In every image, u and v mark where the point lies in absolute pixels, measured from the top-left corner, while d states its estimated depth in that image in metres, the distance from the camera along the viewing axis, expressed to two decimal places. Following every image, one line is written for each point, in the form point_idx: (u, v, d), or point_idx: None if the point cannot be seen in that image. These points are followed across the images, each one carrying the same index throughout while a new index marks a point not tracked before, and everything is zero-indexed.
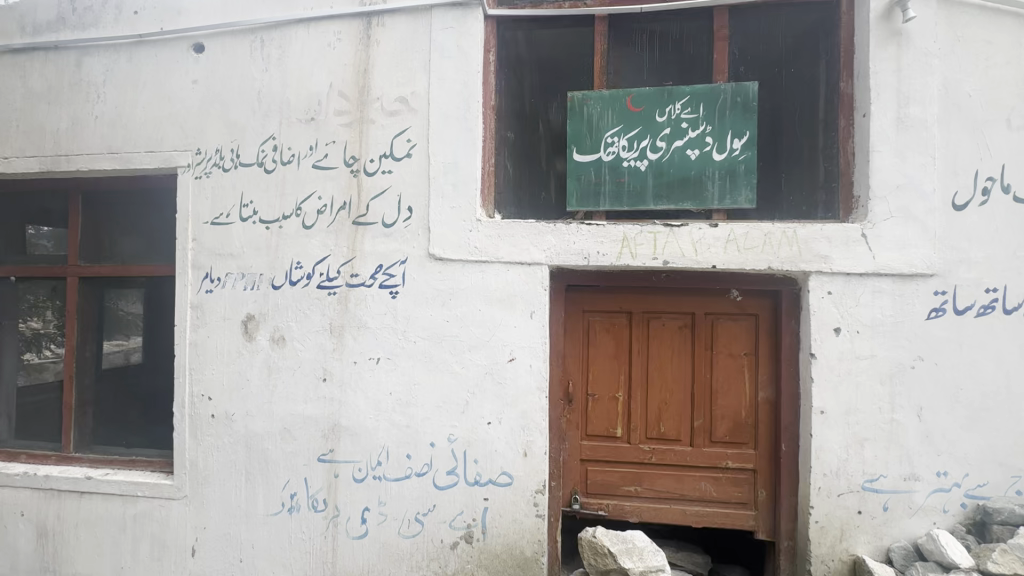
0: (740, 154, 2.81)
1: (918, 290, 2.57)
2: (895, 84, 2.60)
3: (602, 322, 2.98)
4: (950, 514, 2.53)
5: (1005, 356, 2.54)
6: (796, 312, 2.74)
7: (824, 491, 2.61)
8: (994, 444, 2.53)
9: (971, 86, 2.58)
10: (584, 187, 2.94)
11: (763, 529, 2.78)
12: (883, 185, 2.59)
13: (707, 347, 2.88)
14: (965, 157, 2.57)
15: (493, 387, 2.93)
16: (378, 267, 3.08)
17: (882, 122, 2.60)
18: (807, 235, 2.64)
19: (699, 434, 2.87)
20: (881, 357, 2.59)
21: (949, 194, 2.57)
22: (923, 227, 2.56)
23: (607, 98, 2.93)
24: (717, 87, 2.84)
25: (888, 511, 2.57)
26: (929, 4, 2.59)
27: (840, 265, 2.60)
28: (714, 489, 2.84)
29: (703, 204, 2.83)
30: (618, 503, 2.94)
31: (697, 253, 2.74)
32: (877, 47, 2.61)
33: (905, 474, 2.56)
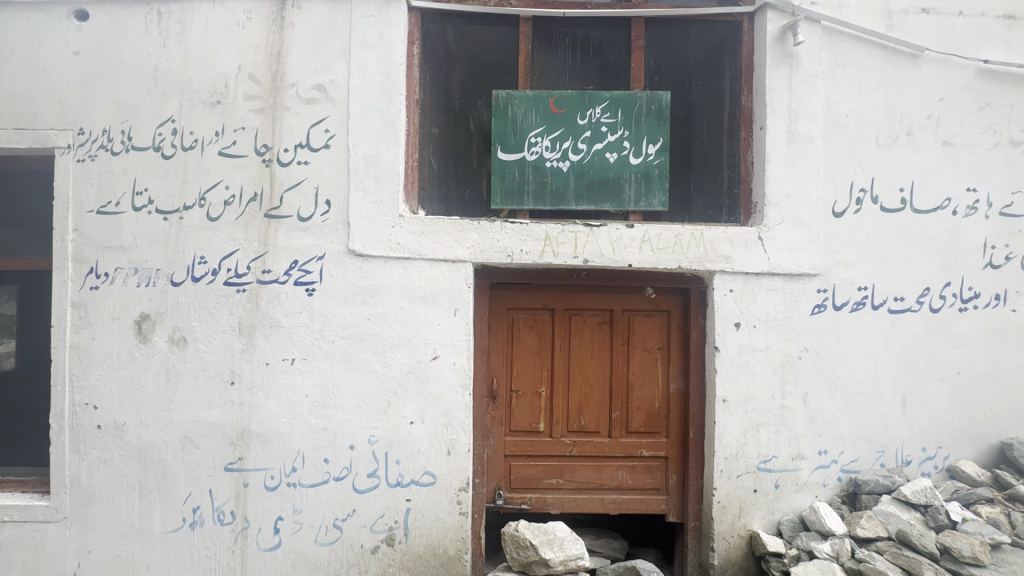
0: (654, 159, 2.97)
1: (804, 288, 2.86)
2: (787, 102, 2.87)
3: (526, 319, 3.02)
4: (828, 487, 2.84)
5: (874, 346, 2.89)
6: (703, 308, 2.94)
7: (725, 473, 2.83)
8: (864, 424, 2.87)
9: (848, 107, 2.90)
10: (508, 185, 2.96)
11: (673, 512, 2.96)
12: (776, 193, 2.85)
13: (624, 342, 3.01)
14: (843, 170, 2.89)
15: (416, 386, 2.89)
16: (293, 263, 2.92)
17: (775, 135, 2.86)
18: (712, 237, 2.85)
19: (617, 425, 3.00)
20: (774, 348, 2.85)
21: (830, 203, 2.88)
22: (808, 232, 2.85)
23: (530, 98, 2.98)
24: (634, 94, 2.99)
25: (779, 488, 2.83)
26: (815, 31, 2.88)
27: (740, 265, 2.84)
28: (630, 477, 2.99)
29: (620, 206, 2.96)
30: (540, 496, 3.00)
31: (615, 252, 2.86)
32: (772, 67, 2.87)
33: (792, 454, 2.84)
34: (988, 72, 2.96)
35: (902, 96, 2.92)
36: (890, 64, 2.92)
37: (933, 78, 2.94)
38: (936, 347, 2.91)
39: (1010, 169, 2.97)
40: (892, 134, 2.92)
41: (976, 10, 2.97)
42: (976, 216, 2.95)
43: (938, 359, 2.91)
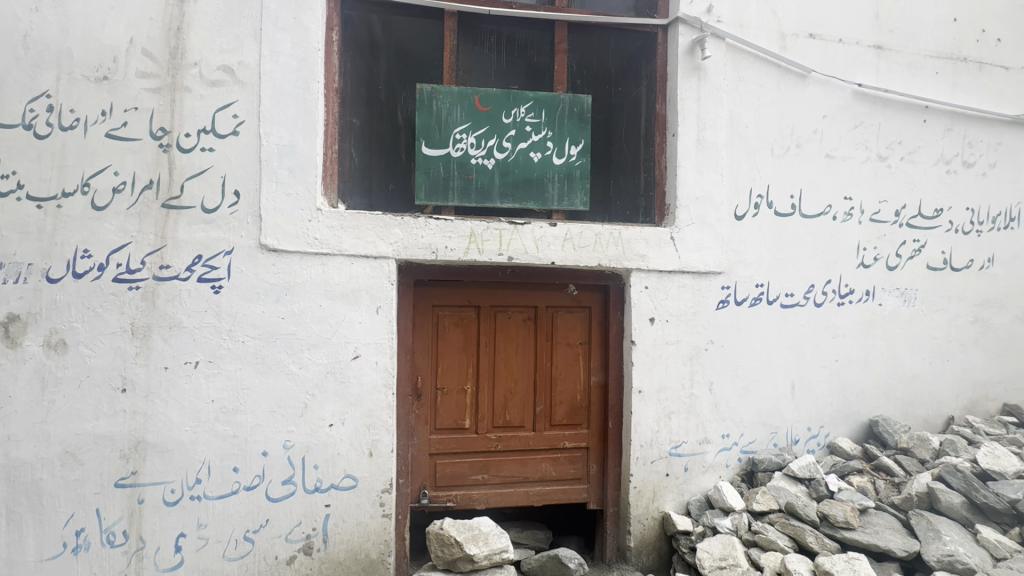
0: (576, 160, 3.07)
1: (711, 285, 3.09)
2: (696, 111, 3.08)
3: (452, 317, 3.00)
4: (730, 467, 3.10)
5: (769, 337, 3.19)
6: (621, 304, 3.08)
7: (641, 460, 3.00)
8: (760, 409, 3.16)
9: (748, 119, 3.17)
10: (433, 181, 2.92)
11: (593, 499, 3.09)
12: (687, 196, 3.05)
13: (548, 338, 3.09)
14: (744, 176, 3.16)
15: (335, 386, 2.78)
16: (196, 258, 2.69)
17: (685, 142, 3.06)
18: (629, 237, 3.00)
19: (541, 419, 3.07)
20: (684, 341, 3.05)
21: (733, 206, 3.13)
22: (714, 233, 3.09)
23: (455, 94, 2.97)
24: (557, 96, 3.06)
25: (688, 471, 3.04)
26: (720, 47, 3.11)
27: (654, 264, 3.01)
28: (553, 469, 3.08)
29: (544, 205, 3.03)
30: (466, 492, 3.01)
31: (538, 250, 2.93)
32: (683, 78, 3.06)
33: (700, 439, 3.06)
34: (862, 95, 3.36)
35: (793, 112, 3.24)
36: (784, 82, 3.23)
37: (818, 97, 3.29)
38: (820, 337, 3.27)
39: (879, 181, 3.39)
40: (785, 146, 3.23)
41: (852, 39, 3.36)
42: (852, 221, 3.34)
43: (821, 348, 3.27)
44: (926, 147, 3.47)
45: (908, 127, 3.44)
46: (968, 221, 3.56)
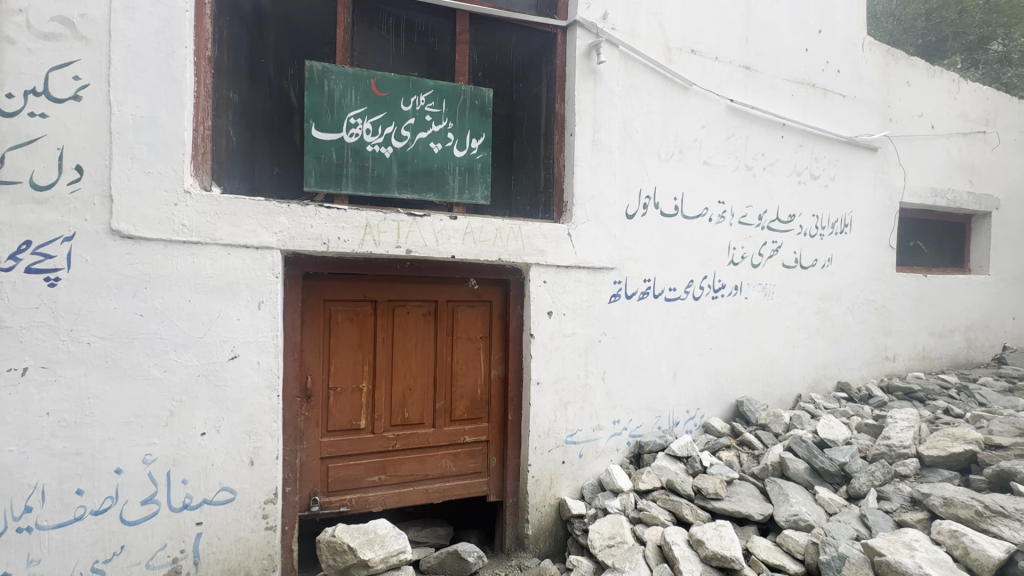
0: (477, 153, 3.06)
1: (604, 280, 3.25)
2: (592, 113, 3.20)
3: (346, 312, 2.84)
4: (620, 451, 3.31)
5: (655, 329, 3.44)
6: (521, 298, 3.12)
7: (538, 449, 3.08)
8: (646, 395, 3.40)
9: (638, 124, 3.37)
10: (324, 166, 2.72)
11: (493, 492, 3.11)
12: (583, 194, 3.17)
13: (449, 332, 3.04)
14: (634, 177, 3.36)
15: (208, 391, 2.49)
16: (24, 244, 2.25)
17: (582, 142, 3.17)
18: (529, 232, 3.04)
19: (441, 415, 3.03)
20: (579, 334, 3.18)
21: (624, 205, 3.32)
22: (607, 230, 3.25)
23: (350, 75, 2.79)
24: (458, 87, 3.02)
25: (583, 457, 3.20)
26: (614, 54, 3.26)
27: (552, 259, 3.09)
28: (453, 464, 3.05)
29: (445, 197, 2.97)
30: (361, 495, 2.87)
31: (439, 244, 2.87)
32: (580, 80, 3.17)
33: (594, 426, 3.23)
34: (734, 109, 3.74)
35: (677, 120, 3.51)
36: (669, 92, 3.48)
37: (698, 108, 3.59)
38: (697, 328, 3.60)
39: (746, 188, 3.80)
40: (669, 152, 3.49)
41: (726, 58, 3.72)
42: (725, 223, 3.71)
43: (698, 338, 3.61)
44: (783, 160, 3.96)
45: (770, 141, 3.89)
46: (814, 226, 4.13)
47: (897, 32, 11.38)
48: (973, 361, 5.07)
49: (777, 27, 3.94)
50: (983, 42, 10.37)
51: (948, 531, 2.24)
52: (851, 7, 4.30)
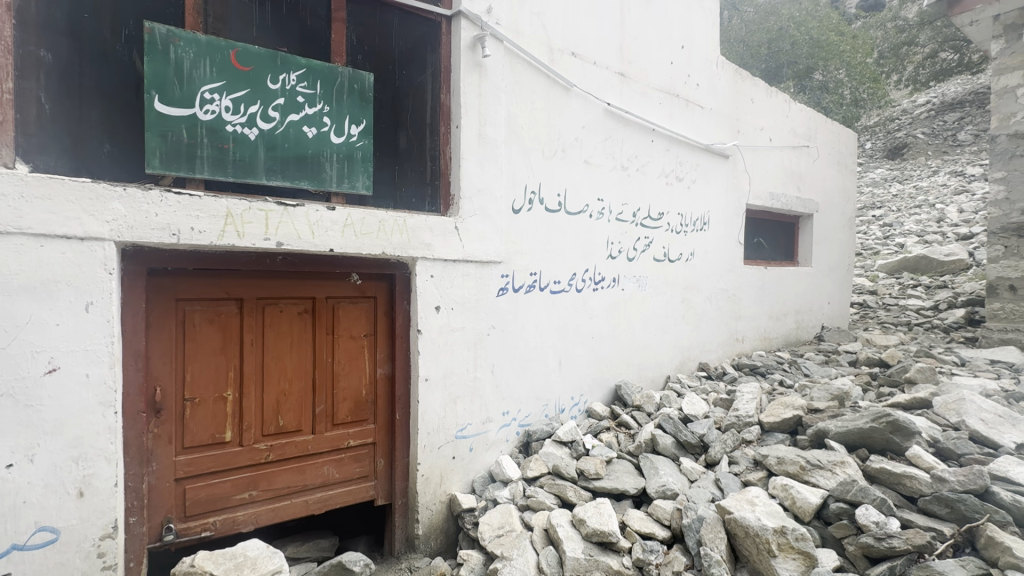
0: (357, 140, 2.89)
1: (492, 274, 3.28)
2: (478, 106, 3.19)
3: (204, 312, 2.51)
4: (509, 442, 3.40)
5: (541, 320, 3.55)
6: (407, 293, 3.02)
7: (428, 447, 3.02)
8: (533, 385, 3.52)
9: (523, 122, 3.44)
10: (172, 146, 2.36)
11: (381, 495, 2.99)
12: (470, 188, 3.15)
13: (329, 332, 2.85)
14: (519, 173, 3.43)
15: (17, 413, 2.04)
16: None
17: (468, 134, 3.14)
18: (414, 225, 2.95)
19: (321, 420, 2.82)
20: (468, 328, 3.17)
21: (510, 200, 3.38)
22: (494, 224, 3.27)
23: (203, 43, 2.44)
24: (334, 68, 2.82)
25: (473, 451, 3.21)
26: (498, 49, 3.27)
27: (439, 253, 3.03)
28: (337, 471, 2.87)
29: (321, 185, 2.76)
30: (228, 515, 2.58)
31: (314, 236, 2.65)
32: (465, 72, 3.13)
33: (483, 419, 3.26)
34: (611, 112, 3.98)
35: (559, 119, 3.65)
36: (552, 91, 3.60)
37: (579, 109, 3.76)
38: (580, 318, 3.80)
39: (622, 187, 4.08)
40: (552, 149, 3.61)
41: (603, 64, 3.94)
42: (603, 220, 3.95)
43: (581, 328, 3.81)
44: (653, 162, 4.32)
45: (642, 144, 4.22)
46: (679, 223, 4.57)
47: (746, 55, 13.55)
48: (800, 339, 6.04)
49: (646, 40, 4.28)
50: (808, 70, 12.98)
51: (780, 485, 2.63)
52: (707, 28, 4.81)
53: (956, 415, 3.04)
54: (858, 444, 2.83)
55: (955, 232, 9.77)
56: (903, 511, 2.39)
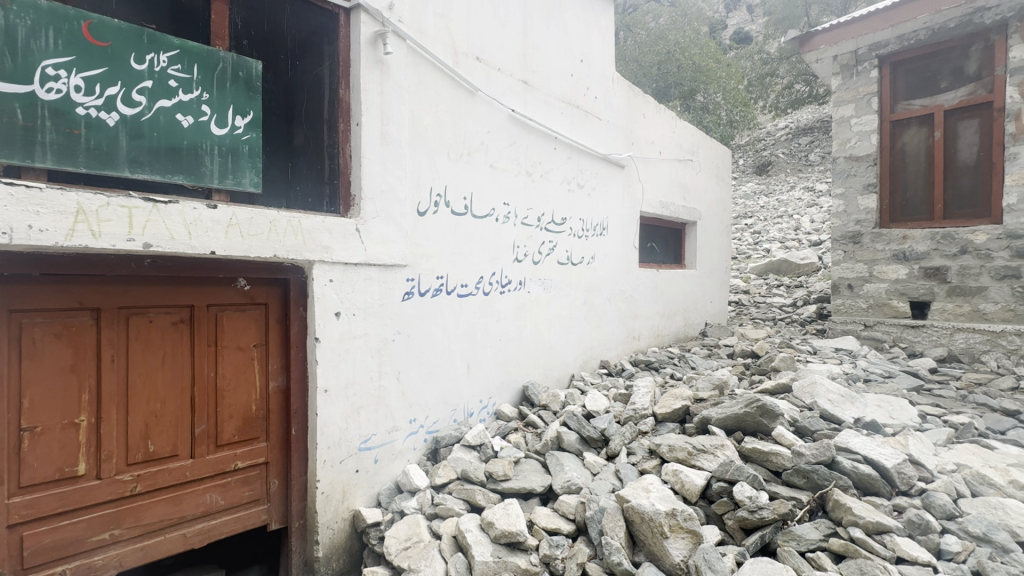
0: (243, 133, 2.65)
1: (396, 278, 3.18)
2: (380, 105, 3.08)
3: (47, 326, 2.13)
4: (417, 449, 3.33)
5: (448, 324, 3.52)
6: (303, 299, 2.82)
7: (328, 463, 2.83)
8: (441, 390, 3.47)
9: (427, 123, 3.39)
10: (2, 128, 1.97)
11: (275, 519, 2.76)
12: (372, 189, 3.03)
13: (211, 344, 2.57)
14: (424, 175, 3.37)
15: None
16: None
17: (369, 133, 3.02)
18: (310, 226, 2.75)
19: (202, 442, 2.54)
20: (371, 334, 3.04)
21: (414, 203, 3.31)
22: (398, 227, 3.18)
23: (43, 10, 2.07)
24: (215, 52, 2.55)
25: (378, 462, 3.08)
26: (401, 46, 3.18)
27: (338, 255, 2.87)
28: (222, 497, 2.60)
29: (199, 180, 2.48)
30: (82, 560, 2.22)
31: (191, 237, 2.36)
32: (366, 69, 3.00)
33: (389, 428, 3.14)
34: (515, 118, 4.06)
35: (464, 124, 3.64)
36: (457, 94, 3.58)
37: (484, 114, 3.79)
38: (487, 321, 3.82)
39: (527, 192, 4.18)
40: (458, 153, 3.60)
41: (507, 71, 4.02)
42: (509, 224, 4.02)
43: (489, 331, 3.84)
44: (555, 168, 4.47)
45: (545, 151, 4.35)
46: (581, 228, 4.79)
47: (639, 74, 14.67)
48: (688, 334, 6.63)
49: (548, 51, 4.43)
50: (692, 92, 14.39)
51: (671, 471, 2.86)
52: (604, 44, 5.11)
53: (809, 396, 3.53)
54: (735, 428, 3.16)
55: (808, 239, 11.37)
56: (771, 484, 2.70)
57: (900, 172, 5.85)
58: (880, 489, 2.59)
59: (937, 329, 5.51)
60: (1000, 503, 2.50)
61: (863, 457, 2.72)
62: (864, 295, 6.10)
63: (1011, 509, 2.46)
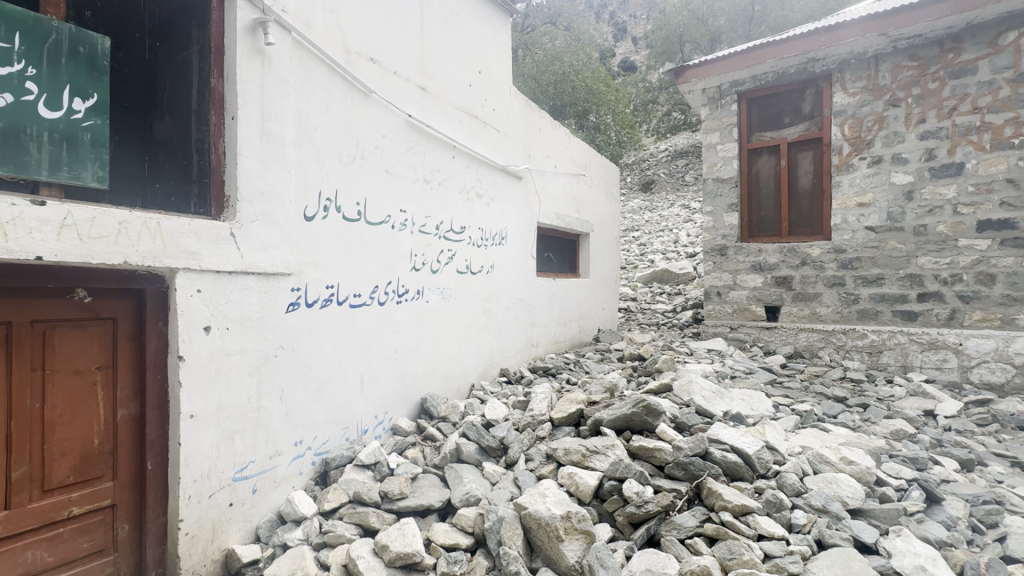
0: (83, 118, 2.26)
1: (278, 288, 2.92)
2: (259, 99, 2.82)
3: None
4: (303, 474, 3.07)
5: (339, 337, 3.31)
6: (164, 313, 2.46)
7: (194, 498, 2.47)
8: (331, 408, 3.24)
9: (315, 122, 3.18)
10: None
11: (124, 571, 2.36)
12: (250, 190, 2.76)
13: (35, 368, 2.13)
14: (312, 178, 3.15)
15: None
16: None
17: (247, 128, 2.74)
18: (172, 228, 2.41)
19: (23, 488, 2.09)
20: (249, 350, 2.74)
21: (301, 206, 3.07)
22: (281, 233, 2.93)
23: None
24: (46, 22, 2.15)
25: (256, 492, 2.78)
26: (285, 38, 2.95)
27: (208, 262, 2.54)
28: (51, 553, 2.17)
29: (21, 171, 2.05)
30: None
31: (8, 239, 1.93)
32: (243, 58, 2.73)
33: (269, 453, 2.85)
34: (412, 124, 3.97)
35: (357, 125, 3.48)
36: (348, 94, 3.41)
37: (378, 117, 3.65)
38: (383, 332, 3.66)
39: (425, 200, 4.10)
40: (350, 156, 3.42)
41: (403, 75, 3.92)
42: (406, 231, 3.90)
43: (384, 342, 3.67)
44: (454, 176, 4.44)
45: (443, 159, 4.31)
46: (480, 238, 4.81)
47: (537, 91, 15.29)
48: (582, 340, 6.96)
49: (446, 59, 4.42)
50: (585, 112, 15.35)
51: (566, 474, 2.95)
52: (501, 58, 5.23)
53: (687, 394, 3.87)
54: (624, 428, 3.35)
55: (685, 251, 12.60)
56: (655, 479, 2.89)
57: (756, 194, 6.73)
58: (744, 474, 2.89)
59: (786, 329, 6.39)
60: (833, 478, 2.93)
61: (730, 446, 3.02)
62: (730, 301, 6.88)
63: (841, 482, 2.90)
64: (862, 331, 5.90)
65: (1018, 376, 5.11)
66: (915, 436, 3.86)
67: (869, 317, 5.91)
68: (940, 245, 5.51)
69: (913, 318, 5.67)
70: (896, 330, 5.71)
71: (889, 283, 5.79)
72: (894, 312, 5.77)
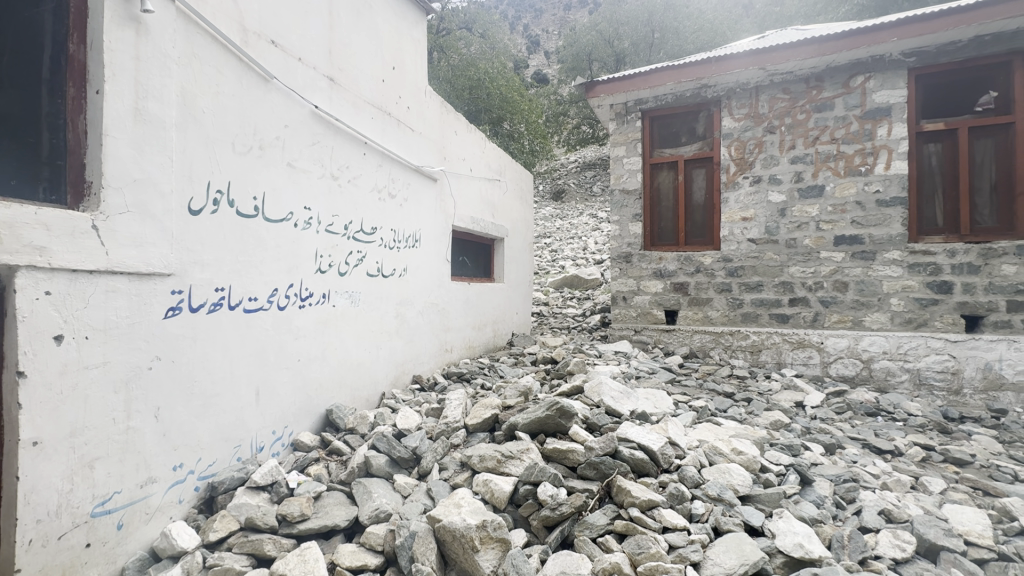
0: None
1: (155, 289, 2.55)
2: (134, 73, 2.45)
3: None
4: (184, 502, 2.70)
5: (230, 345, 2.98)
6: None
7: (36, 542, 2.05)
8: (219, 425, 2.90)
9: (203, 104, 2.84)
10: None
11: None
12: (119, 176, 2.38)
13: None
14: (199, 167, 2.81)
15: None
16: None
17: (116, 105, 2.38)
18: (11, 217, 1.99)
19: None
20: (115, 362, 2.36)
21: (185, 199, 2.73)
22: (160, 227, 2.57)
23: None
24: None
25: (123, 527, 2.40)
26: (167, 7, 2.61)
27: (63, 260, 2.14)
28: None
29: None
30: None
31: None
32: (112, 24, 2.36)
33: (141, 481, 2.47)
34: (318, 116, 3.71)
35: (254, 112, 3.17)
36: (245, 77, 3.10)
37: (279, 105, 3.36)
38: (282, 340, 3.35)
39: (332, 197, 3.84)
40: (246, 145, 3.11)
41: (309, 62, 3.66)
42: (310, 230, 3.63)
43: (284, 350, 3.37)
44: (364, 174, 4.23)
45: (353, 155, 4.08)
46: (392, 240, 4.63)
47: (452, 95, 15.16)
48: (497, 344, 6.98)
49: (357, 50, 4.20)
50: (499, 120, 15.55)
51: (481, 482, 2.91)
52: (416, 56, 5.10)
53: (597, 395, 4.02)
54: (538, 431, 3.38)
55: (593, 258, 13.23)
56: (569, 480, 2.95)
57: (657, 206, 7.22)
58: (650, 470, 3.04)
59: (683, 331, 6.93)
60: (726, 468, 3.20)
61: (637, 444, 3.16)
62: (634, 306, 7.30)
63: (733, 471, 3.16)
64: (745, 333, 6.57)
65: (864, 369, 5.99)
66: (789, 425, 4.36)
67: (751, 320, 6.59)
68: (807, 256, 6.31)
69: (785, 321, 6.42)
70: (773, 331, 6.43)
71: (767, 289, 6.51)
72: (771, 315, 6.49)
